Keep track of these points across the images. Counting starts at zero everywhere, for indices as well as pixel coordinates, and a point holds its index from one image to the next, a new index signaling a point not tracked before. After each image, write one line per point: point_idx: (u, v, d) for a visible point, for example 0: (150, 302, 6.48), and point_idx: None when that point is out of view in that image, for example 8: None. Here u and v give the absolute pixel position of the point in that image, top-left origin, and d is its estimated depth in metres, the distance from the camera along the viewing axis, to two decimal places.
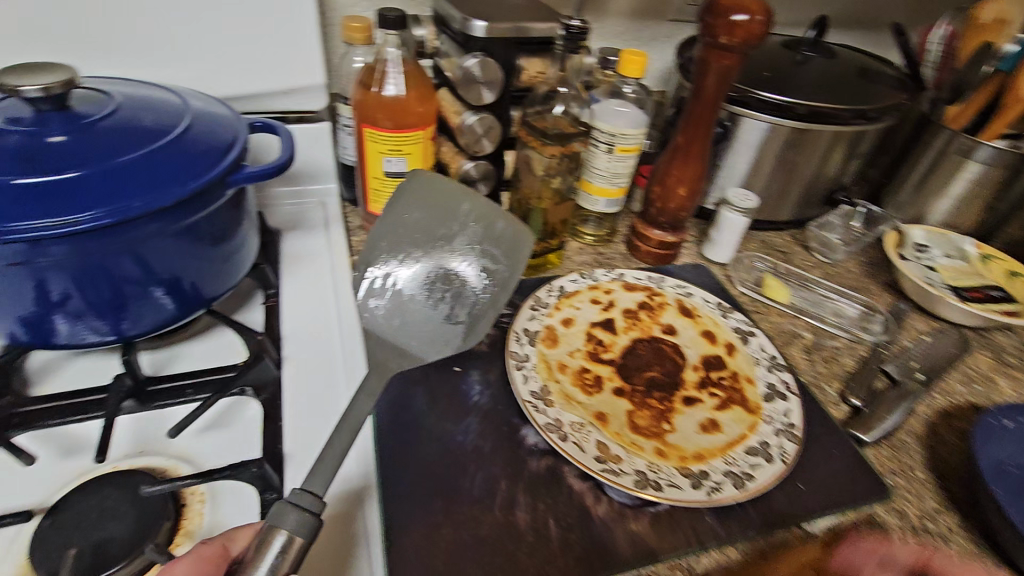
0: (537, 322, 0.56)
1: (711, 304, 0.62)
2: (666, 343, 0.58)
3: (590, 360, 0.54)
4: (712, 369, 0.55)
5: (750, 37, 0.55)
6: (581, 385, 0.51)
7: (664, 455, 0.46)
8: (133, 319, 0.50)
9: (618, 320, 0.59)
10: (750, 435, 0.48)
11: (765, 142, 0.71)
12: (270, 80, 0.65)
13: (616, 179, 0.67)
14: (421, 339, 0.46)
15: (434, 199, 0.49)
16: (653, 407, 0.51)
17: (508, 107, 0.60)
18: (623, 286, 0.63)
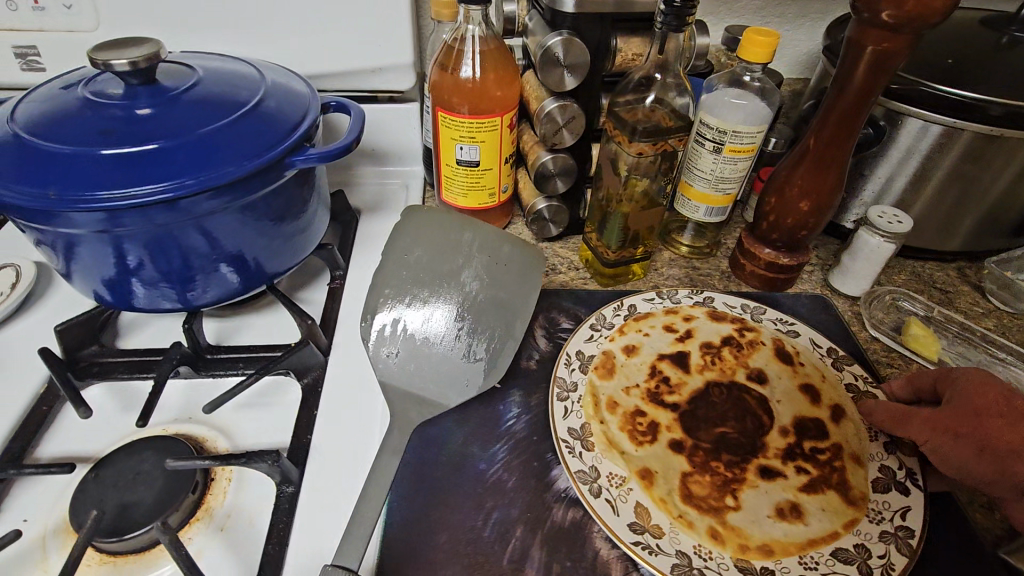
0: (595, 346, 0.50)
1: (816, 350, 0.53)
2: (750, 393, 0.49)
3: (648, 402, 0.48)
4: (805, 437, 0.46)
5: (925, 13, 0.41)
6: (630, 432, 0.45)
7: (718, 538, 0.39)
8: (200, 290, 0.52)
9: (693, 355, 0.52)
10: (843, 534, 0.39)
11: (933, 151, 0.56)
12: (361, 58, 0.64)
13: (722, 184, 0.56)
14: (440, 383, 0.46)
15: (437, 237, 0.52)
16: (717, 472, 0.43)
17: (597, 94, 0.53)
18: (708, 314, 0.55)
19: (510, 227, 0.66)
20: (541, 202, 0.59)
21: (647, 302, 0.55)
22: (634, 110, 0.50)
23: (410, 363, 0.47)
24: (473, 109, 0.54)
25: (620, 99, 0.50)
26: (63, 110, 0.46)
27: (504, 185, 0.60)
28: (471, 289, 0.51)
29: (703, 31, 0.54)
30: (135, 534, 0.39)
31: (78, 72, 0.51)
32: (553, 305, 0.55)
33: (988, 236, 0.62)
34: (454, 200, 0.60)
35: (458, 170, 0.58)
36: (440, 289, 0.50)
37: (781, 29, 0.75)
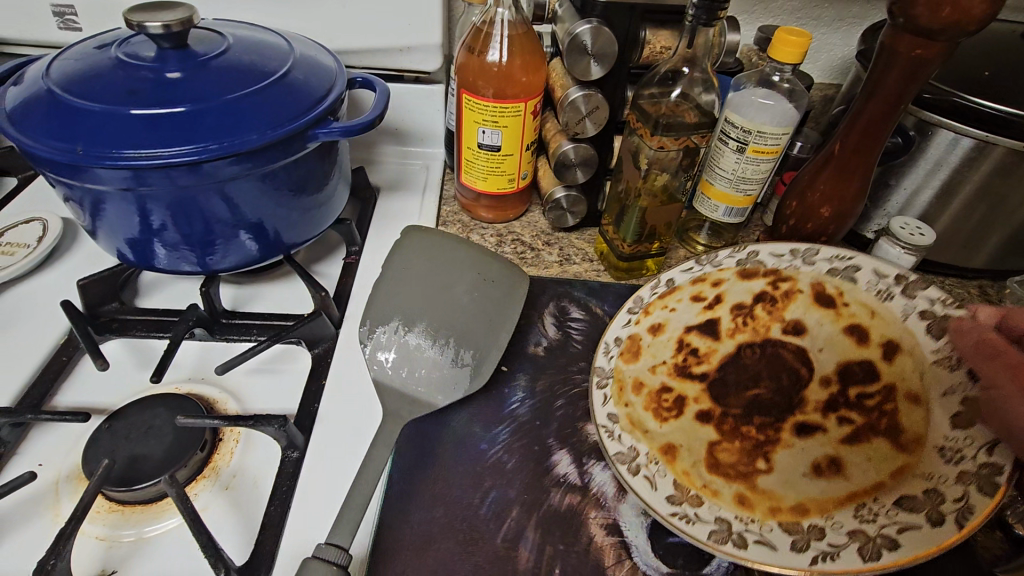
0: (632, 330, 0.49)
1: (879, 282, 0.48)
2: (787, 348, 0.50)
3: (675, 376, 0.49)
4: (850, 384, 0.47)
5: (965, 20, 0.40)
6: (656, 410, 0.46)
7: (748, 504, 0.41)
8: (219, 255, 0.53)
9: (724, 321, 0.51)
10: (888, 485, 0.41)
11: (964, 164, 0.55)
12: (389, 36, 0.64)
13: (743, 184, 0.56)
14: (429, 383, 0.45)
15: (434, 251, 0.52)
16: (749, 437, 0.46)
17: (623, 86, 0.53)
18: (738, 274, 0.51)
19: (527, 215, 0.66)
20: (559, 191, 0.59)
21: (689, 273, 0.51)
22: (659, 104, 0.49)
23: (400, 364, 0.46)
24: (498, 93, 0.54)
25: (645, 91, 0.50)
26: (95, 69, 0.47)
27: (524, 171, 0.60)
28: (462, 300, 0.49)
29: (734, 28, 0.53)
30: (143, 485, 0.40)
31: (113, 33, 0.52)
32: (564, 294, 0.55)
33: (1012, 255, 0.61)
34: (474, 184, 0.60)
35: (479, 154, 0.58)
36: (433, 299, 0.49)
37: (815, 33, 0.73)
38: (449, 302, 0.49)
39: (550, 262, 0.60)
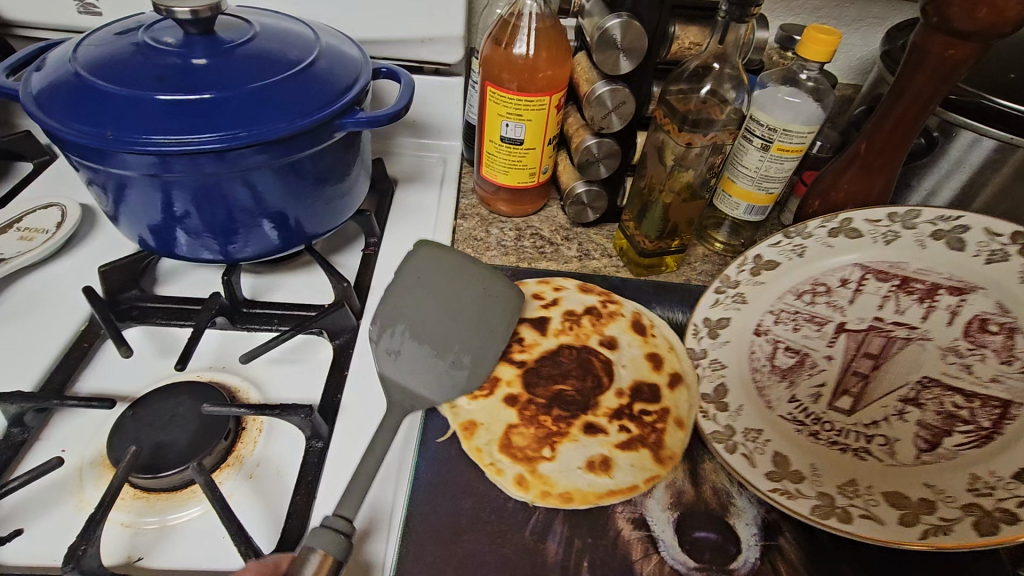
0: (721, 309, 0.51)
1: (991, 242, 0.46)
2: (598, 358, 0.49)
3: (494, 358, 0.48)
4: (638, 399, 0.46)
5: (1000, 22, 0.40)
6: (470, 386, 0.46)
7: (523, 484, 0.40)
8: (241, 244, 0.52)
9: (554, 321, 0.51)
10: (641, 488, 0.40)
11: (988, 167, 0.55)
12: (412, 27, 0.64)
13: (766, 182, 0.56)
14: (423, 377, 0.43)
15: (443, 257, 0.47)
16: (542, 425, 0.43)
17: (649, 81, 0.52)
18: (578, 286, 0.55)
19: (546, 210, 0.66)
20: (580, 186, 0.59)
21: (775, 248, 0.51)
22: (687, 101, 0.50)
23: (401, 361, 0.43)
24: (523, 86, 0.54)
25: (673, 87, 0.50)
26: (122, 53, 0.46)
27: (545, 166, 0.60)
28: (466, 314, 0.46)
29: (761, 26, 0.53)
30: (170, 472, 0.40)
31: (137, 18, 0.52)
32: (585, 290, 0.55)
33: None
34: (495, 178, 0.60)
35: (501, 147, 0.58)
36: (439, 313, 0.45)
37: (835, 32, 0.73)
38: (456, 317, 0.46)
39: (569, 258, 0.60)
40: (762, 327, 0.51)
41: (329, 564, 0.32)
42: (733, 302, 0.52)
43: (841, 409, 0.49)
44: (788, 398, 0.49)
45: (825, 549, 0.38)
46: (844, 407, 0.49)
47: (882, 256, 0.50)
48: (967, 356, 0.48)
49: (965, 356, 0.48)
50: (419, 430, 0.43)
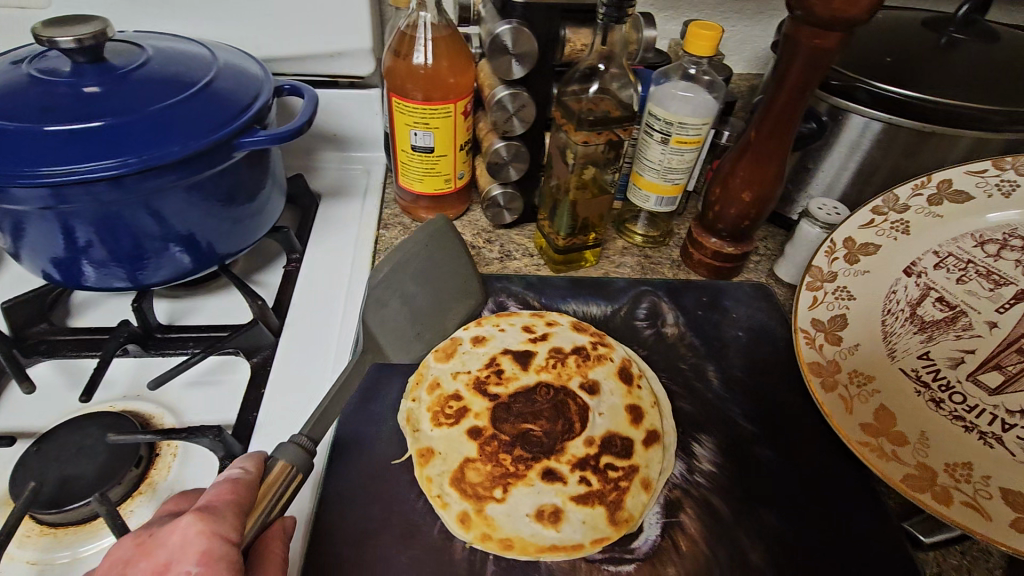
0: (874, 232, 0.55)
1: None
2: (575, 400, 0.45)
3: (469, 389, 0.46)
4: (607, 452, 0.43)
5: (852, 11, 0.43)
6: (436, 412, 0.44)
7: (465, 523, 0.38)
8: (151, 270, 0.52)
9: (538, 357, 0.48)
10: (588, 548, 0.38)
11: (874, 148, 0.58)
12: (321, 43, 0.65)
13: (670, 174, 0.58)
14: (391, 339, 0.49)
15: (441, 254, 0.52)
16: (500, 463, 0.41)
17: (548, 83, 0.54)
18: (573, 324, 0.52)
19: (468, 214, 0.67)
20: (495, 188, 0.60)
21: (969, 177, 0.54)
22: (581, 100, 0.51)
23: (383, 317, 0.49)
24: (427, 95, 0.54)
25: (567, 89, 0.51)
26: (5, 86, 0.45)
27: (460, 171, 0.61)
28: (441, 283, 0.52)
29: (649, 24, 0.54)
30: (74, 506, 0.40)
31: (25, 49, 0.51)
32: (502, 289, 0.56)
33: None
34: (411, 185, 0.60)
35: (413, 156, 0.58)
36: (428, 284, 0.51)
37: (734, 26, 0.77)
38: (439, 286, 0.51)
39: (490, 260, 0.61)
40: (917, 267, 0.54)
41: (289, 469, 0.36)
42: (892, 230, 0.55)
43: (984, 384, 0.49)
44: (918, 352, 0.51)
45: (723, 521, 0.40)
46: (989, 383, 0.49)
47: None
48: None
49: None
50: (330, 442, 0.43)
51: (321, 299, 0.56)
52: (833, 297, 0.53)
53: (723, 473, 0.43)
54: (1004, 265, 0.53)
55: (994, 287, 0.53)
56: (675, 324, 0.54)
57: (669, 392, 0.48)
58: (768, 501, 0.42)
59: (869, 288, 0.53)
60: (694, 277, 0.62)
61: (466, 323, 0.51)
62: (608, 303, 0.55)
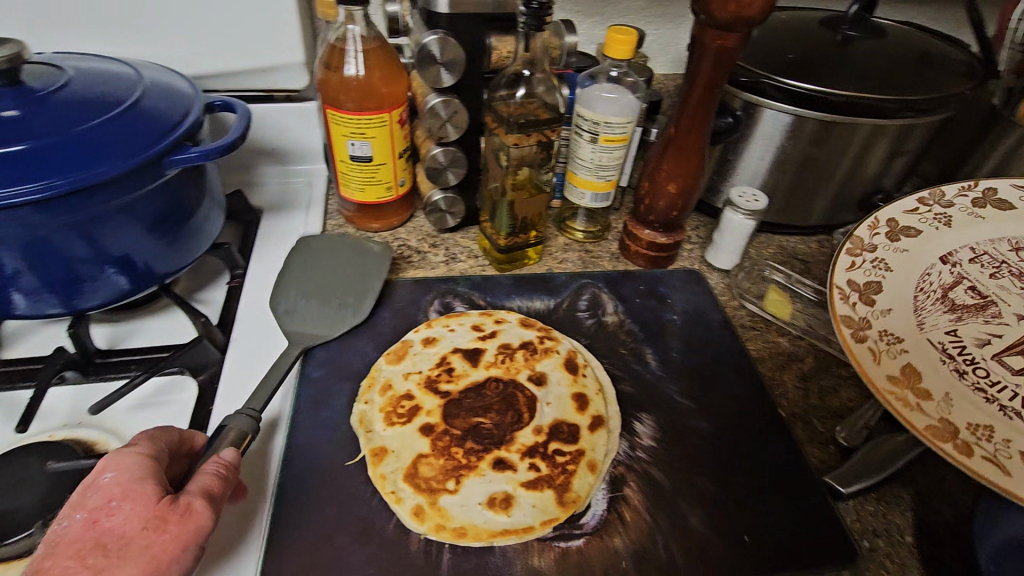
0: (920, 218, 0.56)
1: None
2: (523, 392, 0.47)
3: (421, 388, 0.47)
4: (555, 438, 0.45)
5: (747, 13, 0.47)
6: (389, 412, 0.45)
7: (419, 515, 0.39)
8: (85, 295, 0.51)
9: (487, 353, 0.50)
10: (538, 529, 0.39)
11: (786, 138, 0.63)
12: (252, 58, 0.65)
13: (602, 171, 0.61)
14: (319, 325, 0.51)
15: (321, 253, 0.56)
16: (453, 456, 0.43)
17: (479, 89, 0.56)
18: (519, 320, 0.54)
19: (413, 221, 0.68)
20: (436, 194, 0.62)
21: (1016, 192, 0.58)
22: (510, 105, 0.53)
23: (298, 317, 0.51)
24: (360, 105, 0.55)
25: (495, 94, 0.54)
26: None
27: (401, 179, 0.62)
28: (347, 259, 0.56)
29: (570, 30, 0.57)
30: (16, 539, 0.39)
31: None
32: (448, 290, 0.57)
33: (838, 211, 0.71)
34: (352, 196, 0.61)
35: (352, 166, 0.59)
36: (323, 273, 0.55)
37: (657, 30, 0.81)
38: (325, 275, 0.55)
39: (436, 263, 0.63)
40: (953, 257, 0.55)
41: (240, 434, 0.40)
42: (934, 220, 0.56)
43: (1008, 364, 0.47)
44: (946, 329, 0.49)
45: (663, 490, 0.43)
46: (1013, 364, 0.47)
47: None
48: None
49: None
50: (282, 449, 0.43)
51: (267, 313, 0.56)
52: (871, 266, 0.52)
53: (663, 447, 0.46)
54: None
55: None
56: (615, 312, 0.57)
57: (611, 376, 0.51)
58: (705, 469, 0.44)
59: (907, 265, 0.53)
60: (632, 267, 0.65)
61: (418, 326, 0.52)
62: (551, 297, 0.58)
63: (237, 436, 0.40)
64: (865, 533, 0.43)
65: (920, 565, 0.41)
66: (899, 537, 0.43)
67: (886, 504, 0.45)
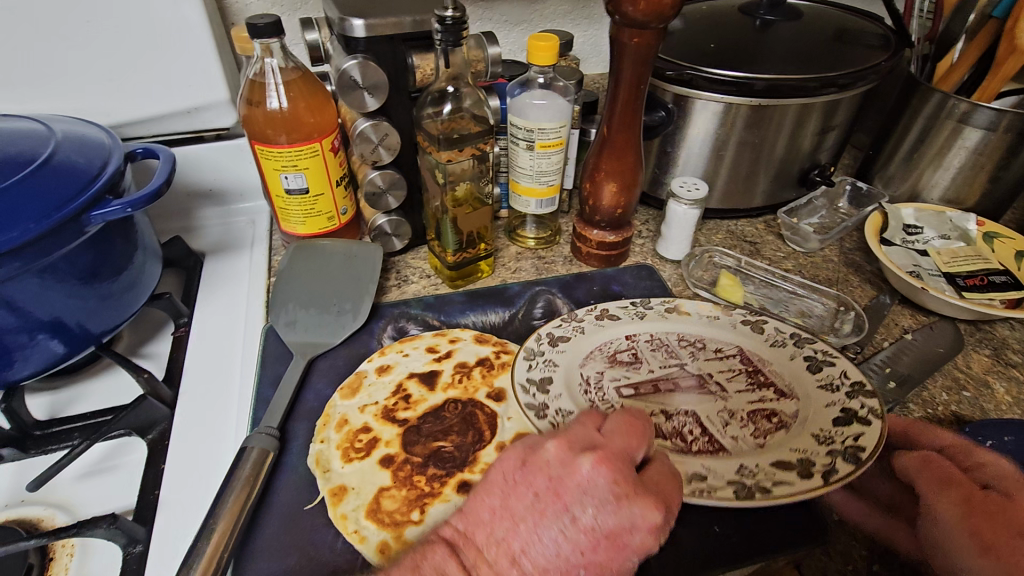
0: (622, 309, 0.56)
1: (783, 338, 0.53)
2: (483, 410, 0.47)
3: (379, 419, 0.46)
4: None
5: (662, 10, 0.48)
6: (347, 449, 0.44)
7: (385, 551, 0.38)
8: (17, 367, 0.48)
9: (444, 374, 0.49)
10: None
11: (719, 125, 0.64)
12: (175, 99, 0.63)
13: (543, 177, 0.61)
14: (321, 332, 0.53)
15: (314, 265, 0.57)
16: (417, 486, 0.42)
17: (409, 109, 0.56)
18: (474, 337, 0.53)
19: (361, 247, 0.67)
20: (380, 218, 0.61)
21: (699, 307, 0.56)
22: (439, 122, 0.53)
23: (300, 327, 0.53)
24: (291, 138, 0.54)
25: (423, 113, 0.53)
26: None
27: (343, 207, 0.60)
28: (339, 267, 0.58)
29: (492, 41, 0.56)
30: None
31: None
32: (401, 314, 0.56)
33: (779, 189, 0.73)
34: (294, 230, 0.59)
35: (290, 200, 0.57)
36: (321, 281, 0.56)
37: (586, 31, 0.82)
38: (321, 284, 0.56)
39: (389, 287, 0.61)
40: (633, 338, 0.54)
41: (262, 453, 0.42)
42: (632, 314, 0.56)
43: (622, 393, 0.49)
44: (596, 372, 0.51)
45: None
46: (626, 393, 0.49)
47: (759, 350, 0.52)
48: (737, 418, 0.47)
49: (735, 417, 0.47)
50: (269, 499, 0.41)
51: (218, 359, 0.54)
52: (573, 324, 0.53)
53: None
54: (688, 359, 0.52)
55: (668, 359, 0.52)
56: None
57: None
58: None
59: (595, 332, 0.54)
60: (587, 269, 0.65)
61: (371, 355, 0.51)
62: (506, 308, 0.58)
63: (260, 454, 0.42)
64: (833, 507, 0.44)
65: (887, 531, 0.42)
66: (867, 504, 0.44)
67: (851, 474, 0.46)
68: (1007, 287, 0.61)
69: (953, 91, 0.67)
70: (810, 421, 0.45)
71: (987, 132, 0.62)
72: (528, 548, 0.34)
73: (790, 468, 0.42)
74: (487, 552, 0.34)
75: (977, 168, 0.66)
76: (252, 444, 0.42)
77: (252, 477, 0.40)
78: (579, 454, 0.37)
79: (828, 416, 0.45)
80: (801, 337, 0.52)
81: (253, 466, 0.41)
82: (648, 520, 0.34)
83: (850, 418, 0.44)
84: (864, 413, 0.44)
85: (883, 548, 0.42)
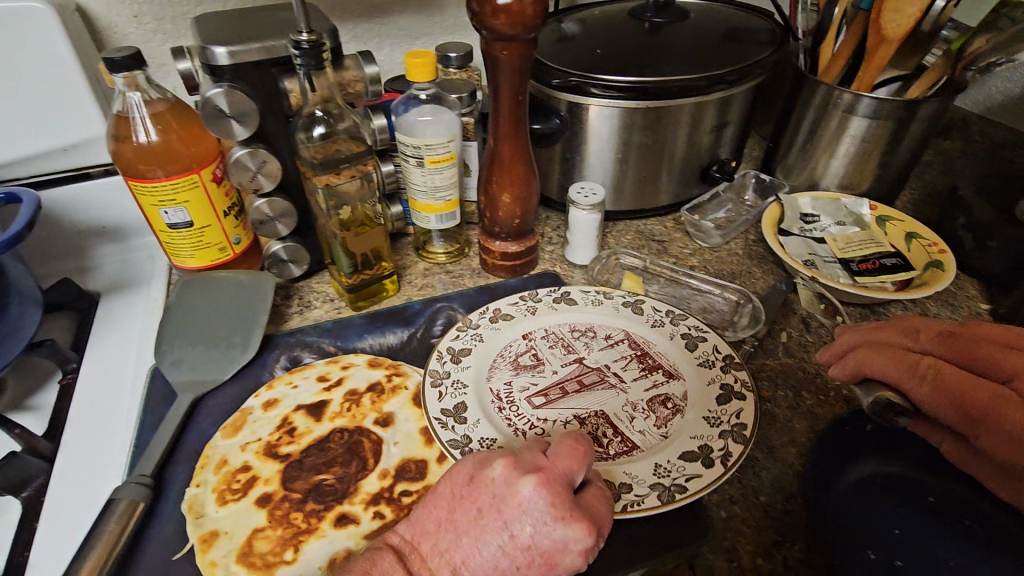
0: (515, 308, 0.57)
1: (659, 316, 0.56)
2: (369, 438, 0.46)
3: (260, 456, 0.45)
4: (402, 479, 0.43)
5: (523, 19, 0.48)
6: (223, 491, 0.43)
7: None
8: None
9: (333, 403, 0.49)
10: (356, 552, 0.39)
11: (614, 129, 0.65)
12: (54, 136, 0.61)
13: (438, 192, 0.61)
14: (209, 369, 0.51)
15: (204, 300, 0.56)
16: (292, 524, 0.41)
17: (289, 134, 0.55)
18: (367, 361, 0.53)
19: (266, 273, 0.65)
20: (275, 244, 0.59)
21: (580, 292, 0.59)
22: (312, 147, 0.52)
23: (186, 366, 0.51)
24: (167, 171, 0.52)
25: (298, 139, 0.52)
26: None
27: (235, 236, 0.59)
28: (229, 299, 0.56)
29: (369, 60, 0.55)
30: None
31: None
32: (298, 343, 0.55)
33: (683, 187, 0.74)
34: (186, 264, 0.57)
35: (175, 234, 0.55)
36: (211, 314, 0.55)
37: None
38: (211, 319, 0.55)
39: (289, 315, 0.60)
40: (531, 336, 0.55)
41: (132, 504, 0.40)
42: (524, 309, 0.57)
43: (533, 402, 0.49)
44: (502, 384, 0.50)
45: None
46: (536, 403, 0.49)
47: (637, 329, 0.56)
48: (639, 411, 0.48)
49: (638, 410, 0.48)
50: (141, 550, 0.40)
51: (100, 404, 0.52)
52: (473, 337, 0.54)
53: None
54: (582, 346, 0.54)
55: (566, 353, 0.54)
56: None
57: None
58: None
59: (496, 339, 0.54)
60: (495, 280, 0.65)
61: (258, 390, 0.50)
62: (406, 329, 0.57)
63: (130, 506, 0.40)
64: (722, 504, 0.44)
65: (771, 523, 0.43)
66: (755, 497, 0.45)
67: (743, 469, 0.47)
68: (898, 269, 0.63)
69: (835, 82, 0.69)
70: (701, 400, 0.48)
71: (870, 120, 0.64)
72: (467, 561, 0.34)
73: (696, 456, 0.44)
74: (430, 562, 0.35)
75: (866, 156, 0.68)
76: (121, 495, 0.40)
77: (116, 532, 0.39)
78: (522, 474, 0.36)
79: (713, 393, 0.48)
80: (672, 310, 0.56)
81: (121, 520, 0.39)
82: (581, 544, 0.34)
83: (730, 393, 0.48)
84: (739, 387, 0.48)
85: (770, 542, 0.42)
